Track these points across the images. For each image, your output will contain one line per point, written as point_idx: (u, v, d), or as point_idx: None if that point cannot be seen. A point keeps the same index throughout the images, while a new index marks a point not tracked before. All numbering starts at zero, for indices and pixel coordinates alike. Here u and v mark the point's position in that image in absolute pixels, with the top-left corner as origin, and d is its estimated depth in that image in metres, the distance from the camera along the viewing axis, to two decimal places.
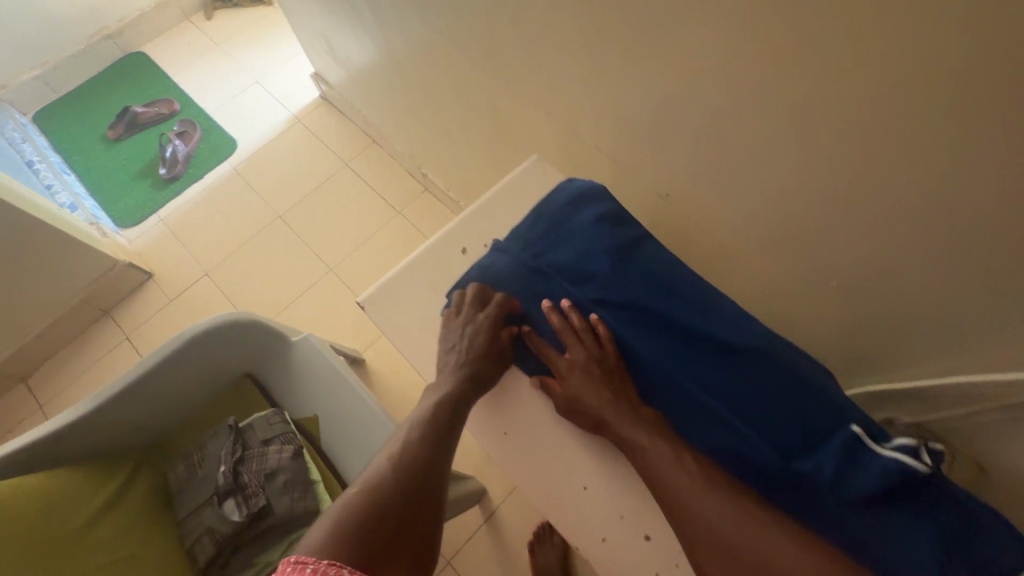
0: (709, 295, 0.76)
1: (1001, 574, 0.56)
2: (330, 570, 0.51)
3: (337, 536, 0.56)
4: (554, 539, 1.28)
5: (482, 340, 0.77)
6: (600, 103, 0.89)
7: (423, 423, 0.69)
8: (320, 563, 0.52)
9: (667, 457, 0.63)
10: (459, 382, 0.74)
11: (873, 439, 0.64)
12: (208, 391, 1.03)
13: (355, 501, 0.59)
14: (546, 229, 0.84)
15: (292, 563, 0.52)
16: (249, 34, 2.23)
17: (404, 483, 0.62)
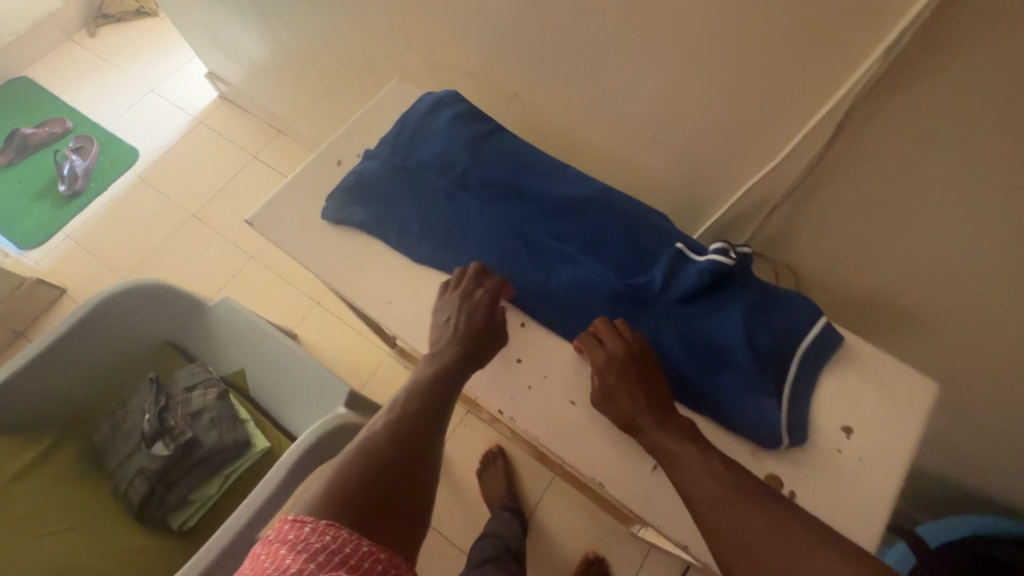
0: (556, 164, 0.82)
1: (795, 335, 0.68)
2: (329, 529, 0.48)
3: (326, 499, 0.51)
4: (499, 462, 1.41)
5: (478, 318, 0.68)
6: (449, 26, 0.94)
7: (417, 388, 0.63)
8: (317, 524, 0.48)
9: (702, 468, 0.56)
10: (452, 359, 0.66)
11: (694, 252, 0.73)
12: (124, 361, 1.04)
13: (352, 459, 0.56)
14: (409, 131, 0.84)
15: (289, 521, 0.48)
16: (136, 43, 2.16)
17: (398, 450, 0.57)
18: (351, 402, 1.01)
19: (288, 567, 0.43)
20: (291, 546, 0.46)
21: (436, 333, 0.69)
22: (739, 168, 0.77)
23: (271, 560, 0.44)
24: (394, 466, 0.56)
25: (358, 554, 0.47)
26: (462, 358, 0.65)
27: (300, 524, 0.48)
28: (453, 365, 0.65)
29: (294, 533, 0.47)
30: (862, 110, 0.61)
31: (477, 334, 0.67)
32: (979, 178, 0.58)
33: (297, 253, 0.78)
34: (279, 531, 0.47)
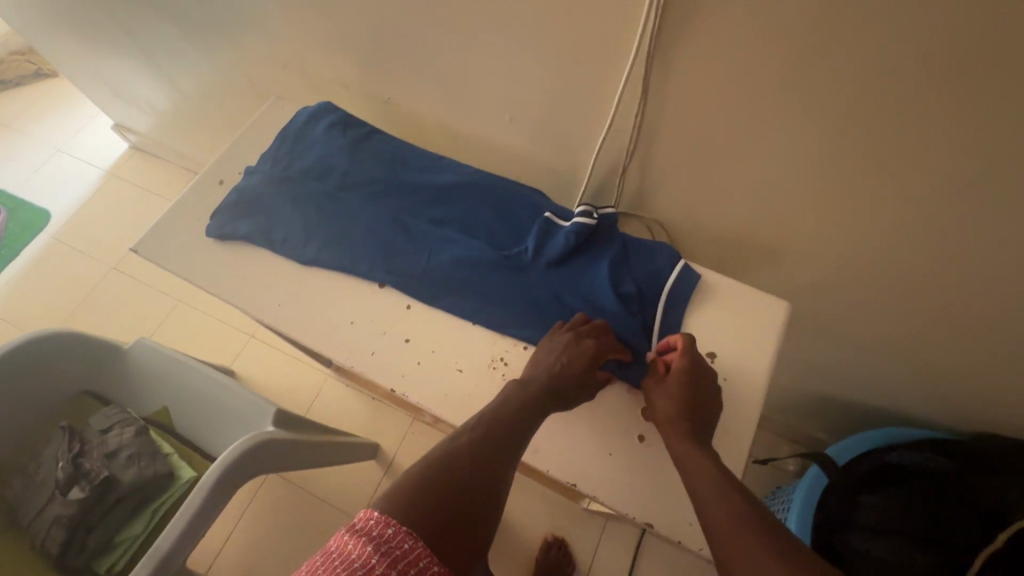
0: (432, 157, 0.86)
1: (658, 280, 0.73)
2: (406, 542, 0.45)
3: (399, 508, 0.49)
4: None
5: (578, 354, 0.65)
6: (324, 42, 0.99)
7: (492, 417, 0.60)
8: (399, 528, 0.46)
9: (734, 497, 0.51)
10: (541, 393, 0.62)
11: (562, 218, 0.78)
12: (36, 415, 1.02)
13: (417, 479, 0.52)
14: (288, 143, 0.87)
15: (375, 519, 0.47)
16: (36, 104, 2.12)
17: (472, 470, 0.54)
18: (277, 418, 1.02)
19: (370, 567, 0.42)
20: (375, 544, 0.44)
21: (535, 358, 0.67)
22: (592, 136, 0.85)
23: (356, 551, 0.43)
24: (455, 494, 0.52)
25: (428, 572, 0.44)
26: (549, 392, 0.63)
27: (384, 524, 0.46)
28: (536, 396, 0.62)
29: (376, 530, 0.46)
30: (658, 66, 0.69)
31: (574, 377, 0.64)
32: (773, 108, 0.67)
33: (184, 272, 0.80)
34: (363, 524, 0.46)
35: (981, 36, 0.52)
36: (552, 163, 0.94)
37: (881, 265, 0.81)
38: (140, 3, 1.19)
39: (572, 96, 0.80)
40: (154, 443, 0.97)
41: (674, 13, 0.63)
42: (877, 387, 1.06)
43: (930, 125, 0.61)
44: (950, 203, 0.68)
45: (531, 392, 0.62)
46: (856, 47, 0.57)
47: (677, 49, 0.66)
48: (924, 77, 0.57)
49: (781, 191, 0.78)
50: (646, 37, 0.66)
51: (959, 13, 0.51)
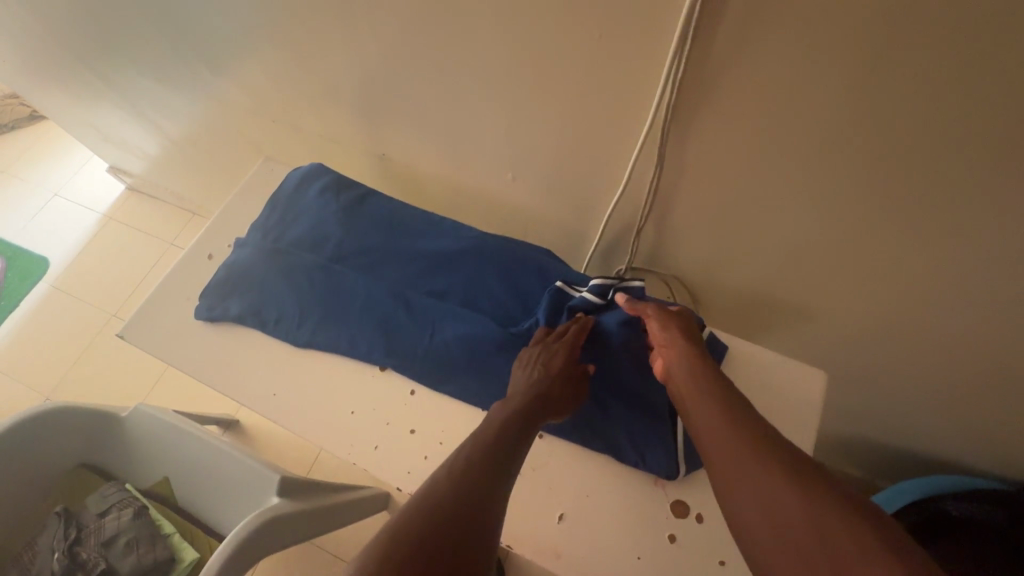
0: (431, 219, 0.81)
1: None
2: None
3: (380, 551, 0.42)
4: None
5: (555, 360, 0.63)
6: (316, 98, 0.95)
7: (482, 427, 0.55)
8: None
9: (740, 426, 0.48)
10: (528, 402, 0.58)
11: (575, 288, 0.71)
12: (33, 497, 0.98)
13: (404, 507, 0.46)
14: (279, 211, 0.83)
15: None
16: (33, 149, 2.09)
17: (461, 474, 0.48)
18: (282, 490, 0.97)
19: None
20: None
21: (517, 374, 0.64)
22: (602, 194, 0.79)
23: None
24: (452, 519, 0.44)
25: None
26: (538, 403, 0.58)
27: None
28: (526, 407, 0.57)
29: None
30: (675, 129, 0.64)
31: (555, 386, 0.61)
32: (804, 172, 0.61)
33: (174, 358, 0.76)
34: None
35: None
36: (558, 219, 0.89)
37: (924, 326, 0.74)
38: (126, 57, 1.16)
39: (578, 155, 0.76)
40: (154, 524, 0.94)
41: (692, 78, 0.58)
42: (917, 438, 0.98)
43: (985, 192, 0.54)
44: (1005, 270, 0.61)
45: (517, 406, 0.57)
46: (899, 113, 0.51)
47: (695, 112, 0.61)
48: (979, 145, 0.51)
49: (812, 252, 0.72)
50: (661, 102, 0.61)
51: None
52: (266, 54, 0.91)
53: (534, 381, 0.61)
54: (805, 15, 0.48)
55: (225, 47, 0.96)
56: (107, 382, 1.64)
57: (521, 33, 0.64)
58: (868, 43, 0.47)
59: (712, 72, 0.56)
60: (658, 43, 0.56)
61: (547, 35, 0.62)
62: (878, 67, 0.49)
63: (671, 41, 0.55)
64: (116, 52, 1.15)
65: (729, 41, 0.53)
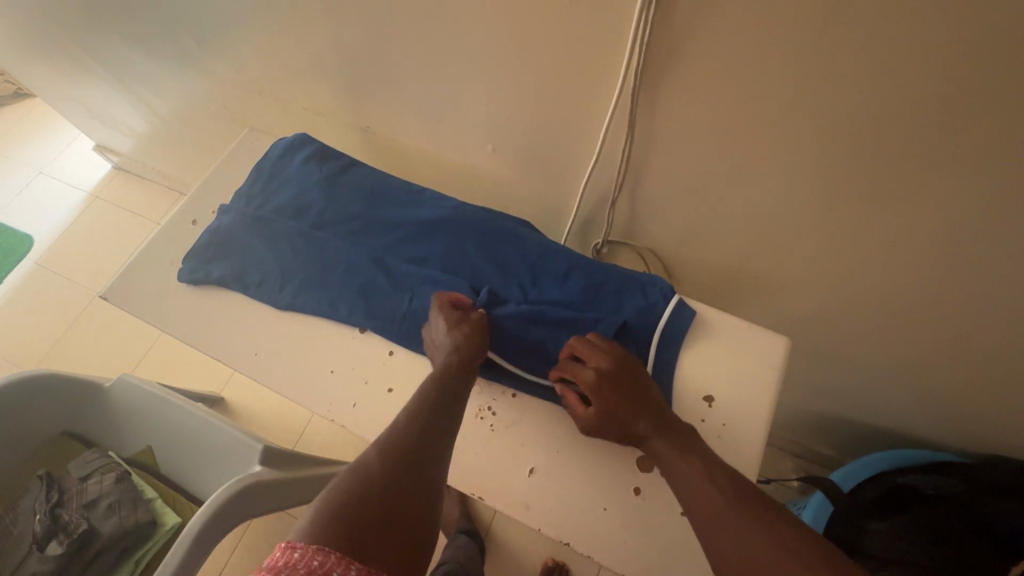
0: (412, 190, 0.82)
1: (659, 313, 0.71)
2: (320, 555, 0.44)
3: (324, 522, 0.47)
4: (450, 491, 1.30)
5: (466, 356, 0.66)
6: (299, 69, 0.96)
7: (410, 416, 0.59)
8: (308, 548, 0.45)
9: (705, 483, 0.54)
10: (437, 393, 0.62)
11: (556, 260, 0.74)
12: (16, 461, 0.99)
13: (349, 483, 0.52)
14: (263, 179, 0.84)
15: (282, 549, 0.45)
16: (18, 128, 2.07)
17: (396, 460, 0.54)
18: (265, 457, 0.98)
19: None
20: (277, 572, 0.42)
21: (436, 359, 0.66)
22: (578, 167, 0.81)
23: None
24: (389, 497, 0.52)
25: None
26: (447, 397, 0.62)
27: (291, 550, 0.44)
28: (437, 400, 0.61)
29: (282, 560, 0.43)
30: (645, 97, 0.66)
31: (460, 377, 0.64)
32: (767, 140, 0.64)
33: (157, 320, 0.77)
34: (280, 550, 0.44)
35: (986, 65, 0.49)
36: (535, 192, 0.91)
37: (886, 296, 0.77)
38: (109, 30, 1.16)
39: (554, 126, 0.77)
40: (135, 489, 0.96)
41: (659, 45, 0.60)
42: (883, 412, 1.01)
43: (934, 155, 0.57)
44: (958, 235, 0.64)
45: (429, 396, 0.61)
46: (852, 76, 0.54)
47: (664, 81, 0.63)
48: (925, 108, 0.54)
49: (777, 223, 0.74)
50: (630, 69, 0.63)
51: (962, 43, 0.48)
52: (247, 24, 0.92)
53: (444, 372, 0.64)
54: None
55: (209, 19, 0.96)
56: (91, 359, 1.63)
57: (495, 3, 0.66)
58: (819, 7, 0.50)
59: (678, 39, 0.58)
60: (628, 11, 0.59)
61: (520, 4, 0.64)
62: (830, 31, 0.51)
63: (637, 9, 0.57)
64: (100, 25, 1.15)
65: (691, 7, 0.55)
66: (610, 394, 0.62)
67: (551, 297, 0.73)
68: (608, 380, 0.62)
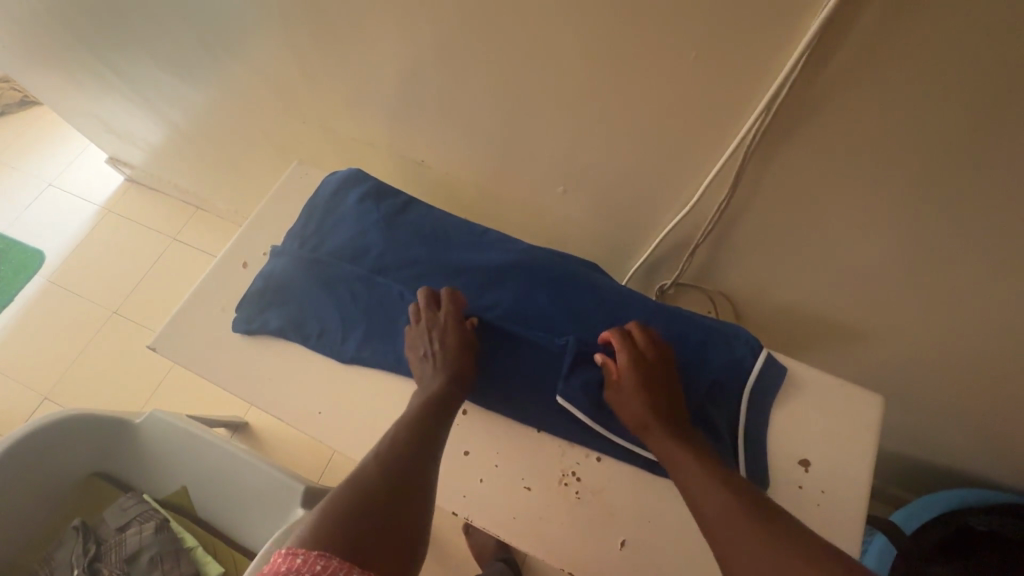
0: (475, 231, 0.79)
1: (750, 370, 0.67)
2: (320, 559, 0.44)
3: (321, 528, 0.48)
4: None
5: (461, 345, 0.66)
6: (351, 98, 0.91)
7: (409, 415, 0.60)
8: (309, 554, 0.44)
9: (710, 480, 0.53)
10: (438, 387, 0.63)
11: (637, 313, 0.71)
12: (50, 505, 0.94)
13: (348, 487, 0.52)
14: (317, 219, 0.80)
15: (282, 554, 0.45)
16: (27, 136, 2.01)
17: (392, 461, 0.55)
18: (308, 503, 0.94)
19: None
20: None
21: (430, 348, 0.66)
22: (656, 211, 0.77)
23: None
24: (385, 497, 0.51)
25: None
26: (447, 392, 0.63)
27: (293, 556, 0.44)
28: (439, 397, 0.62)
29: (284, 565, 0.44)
30: (758, 158, 0.61)
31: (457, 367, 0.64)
32: (887, 209, 0.59)
33: (211, 372, 0.73)
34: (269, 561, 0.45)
35: None
36: (600, 232, 0.87)
37: (978, 361, 0.74)
38: (141, 48, 1.11)
39: (636, 171, 0.74)
40: (175, 538, 0.91)
41: (788, 106, 0.55)
42: (947, 455, 0.98)
43: None
44: None
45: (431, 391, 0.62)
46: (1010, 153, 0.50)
47: (784, 142, 0.59)
48: None
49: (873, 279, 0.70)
50: (751, 130, 0.58)
51: None
52: (300, 52, 0.88)
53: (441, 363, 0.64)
54: (930, 51, 0.45)
55: (257, 44, 0.92)
56: (109, 382, 1.58)
57: (599, 48, 0.61)
58: (997, 86, 0.45)
59: (815, 103, 0.54)
60: (754, 69, 0.55)
61: (622, 50, 0.60)
62: (1002, 113, 0.46)
63: (781, 74, 0.53)
64: (132, 42, 1.10)
65: (840, 72, 0.50)
66: (638, 381, 0.61)
67: None
68: (637, 370, 0.62)
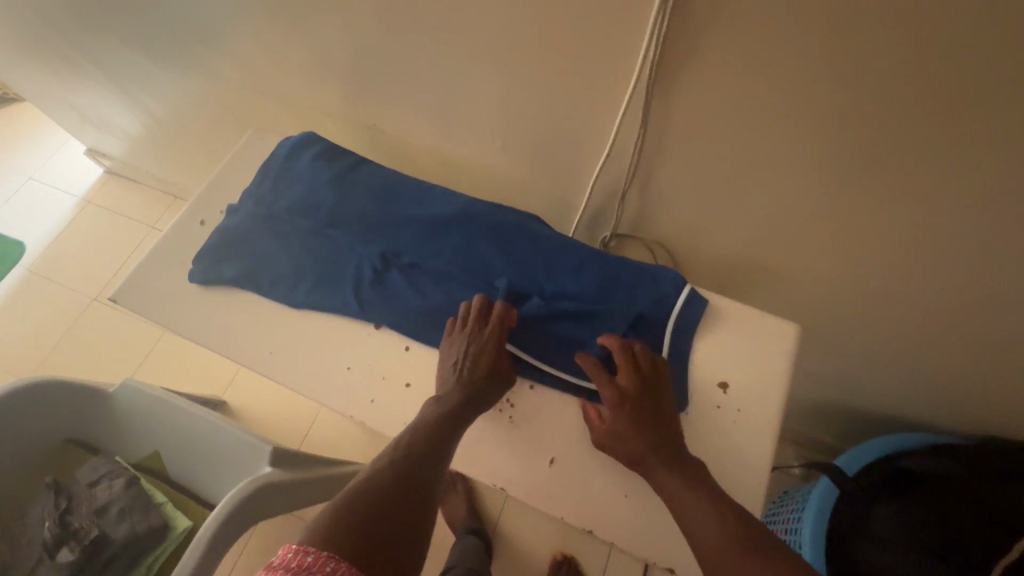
0: (422, 187, 0.83)
1: (672, 301, 0.72)
2: (334, 562, 0.45)
3: (330, 529, 0.49)
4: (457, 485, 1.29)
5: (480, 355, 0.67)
6: (300, 67, 0.96)
7: (421, 428, 0.62)
8: (320, 554, 0.45)
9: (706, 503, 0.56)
10: (451, 399, 0.65)
11: (571, 256, 0.75)
12: (24, 468, 0.98)
13: (356, 493, 0.54)
14: (271, 178, 0.84)
15: (294, 551, 0.45)
16: (5, 133, 2.04)
17: (401, 473, 0.57)
18: (273, 457, 0.97)
19: None
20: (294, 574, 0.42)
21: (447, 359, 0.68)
22: (586, 160, 0.82)
23: None
24: (395, 505, 0.53)
25: None
26: (461, 403, 0.65)
27: (304, 554, 0.45)
28: (451, 409, 0.64)
29: (296, 562, 0.44)
30: (660, 94, 0.66)
31: (473, 381, 0.66)
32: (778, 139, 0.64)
33: (170, 321, 0.77)
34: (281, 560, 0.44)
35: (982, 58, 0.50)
36: (542, 187, 0.92)
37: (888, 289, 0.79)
38: (103, 31, 1.14)
39: (561, 121, 0.78)
40: (145, 492, 0.95)
41: (678, 42, 0.60)
42: (886, 395, 1.03)
43: (936, 145, 0.59)
44: (966, 225, 0.66)
45: (445, 403, 0.64)
46: (875, 74, 0.55)
47: (679, 77, 0.64)
48: (928, 98, 0.55)
49: (787, 214, 0.76)
50: (647, 61, 0.63)
51: (960, 37, 0.49)
52: (247, 23, 0.92)
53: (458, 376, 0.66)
54: None
55: (209, 18, 0.96)
56: (91, 366, 1.62)
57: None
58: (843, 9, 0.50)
59: (701, 36, 0.59)
60: (641, 8, 0.59)
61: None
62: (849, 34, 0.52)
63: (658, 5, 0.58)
64: (94, 26, 1.14)
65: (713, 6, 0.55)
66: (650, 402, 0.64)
67: (568, 291, 0.73)
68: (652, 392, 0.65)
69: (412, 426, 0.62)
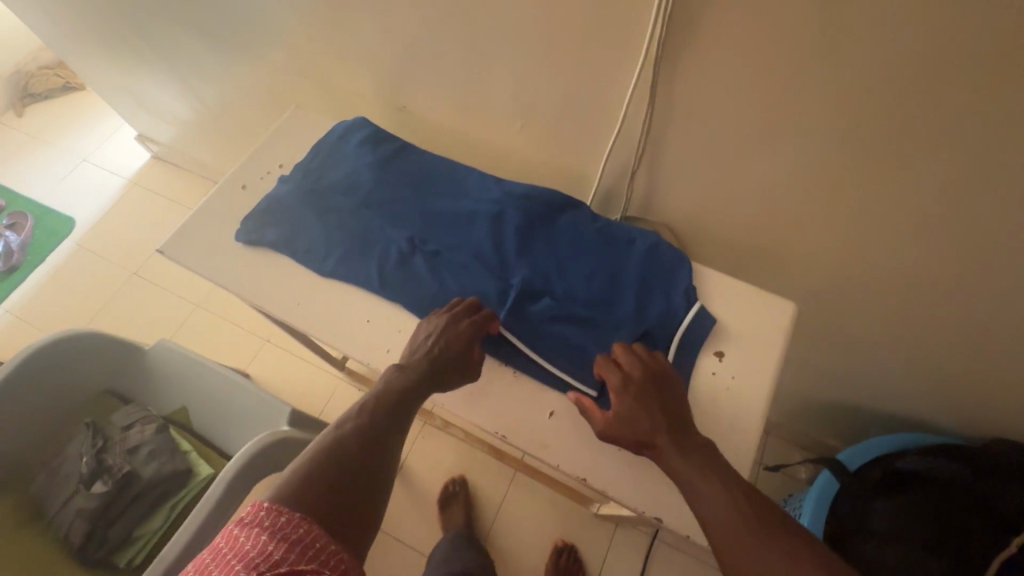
0: (459, 177, 0.89)
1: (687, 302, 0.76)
2: (303, 524, 0.51)
3: (292, 492, 0.54)
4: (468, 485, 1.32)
5: (453, 337, 0.71)
6: (337, 51, 1.03)
7: (385, 398, 0.66)
8: (292, 516, 0.52)
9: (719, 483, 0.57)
10: (416, 373, 0.68)
11: (592, 250, 0.80)
12: (65, 411, 1.06)
13: (316, 458, 0.58)
14: (321, 157, 0.91)
15: (266, 511, 0.51)
16: (65, 118, 2.19)
17: (360, 440, 0.61)
18: (292, 417, 1.03)
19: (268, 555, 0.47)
20: (270, 532, 0.50)
21: (423, 337, 0.72)
22: (596, 143, 0.87)
23: (250, 545, 0.49)
24: (353, 473, 0.58)
25: (326, 549, 0.51)
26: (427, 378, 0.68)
27: (277, 514, 0.51)
28: (416, 382, 0.68)
29: (269, 521, 0.51)
30: (663, 78, 0.72)
31: (442, 362, 0.70)
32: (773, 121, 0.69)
33: (208, 272, 0.84)
34: (255, 517, 0.51)
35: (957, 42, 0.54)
36: (556, 169, 0.97)
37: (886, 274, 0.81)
38: (162, 18, 1.25)
39: (573, 105, 0.84)
40: (173, 439, 1.02)
41: (679, 28, 0.66)
42: (889, 390, 1.04)
43: (921, 129, 0.62)
44: (957, 211, 0.69)
45: (410, 377, 0.68)
46: (859, 58, 0.59)
47: (680, 61, 0.69)
48: (909, 83, 0.59)
49: (788, 200, 0.79)
50: (650, 46, 0.68)
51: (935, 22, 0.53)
52: (292, 10, 1.00)
53: (428, 354, 0.70)
54: None
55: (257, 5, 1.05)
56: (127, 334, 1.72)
57: None
58: None
59: (699, 22, 0.64)
60: None
61: None
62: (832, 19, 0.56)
63: None
64: (155, 14, 1.24)
65: None
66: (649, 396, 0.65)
67: (585, 282, 0.78)
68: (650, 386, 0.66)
69: (375, 394, 0.66)
